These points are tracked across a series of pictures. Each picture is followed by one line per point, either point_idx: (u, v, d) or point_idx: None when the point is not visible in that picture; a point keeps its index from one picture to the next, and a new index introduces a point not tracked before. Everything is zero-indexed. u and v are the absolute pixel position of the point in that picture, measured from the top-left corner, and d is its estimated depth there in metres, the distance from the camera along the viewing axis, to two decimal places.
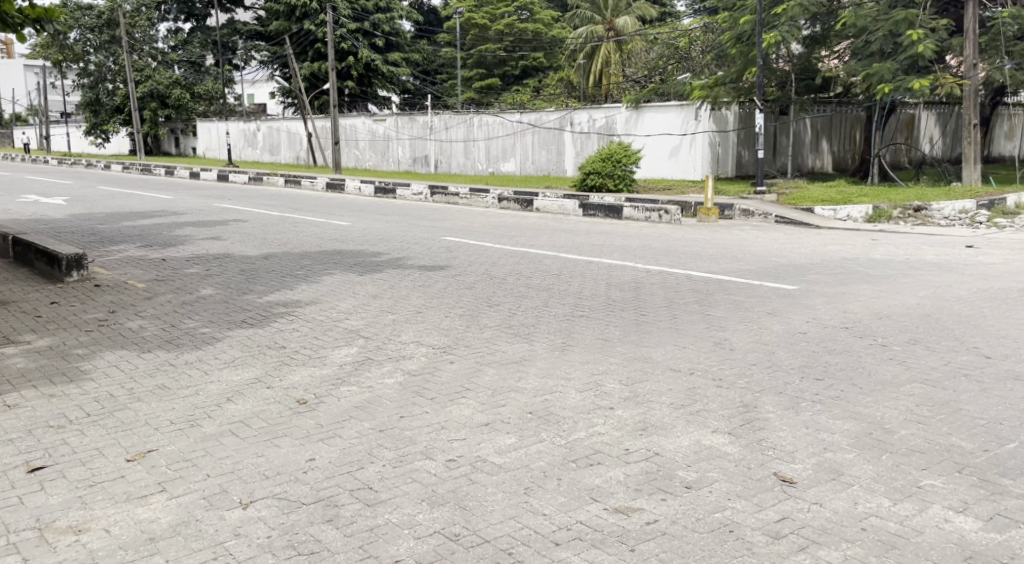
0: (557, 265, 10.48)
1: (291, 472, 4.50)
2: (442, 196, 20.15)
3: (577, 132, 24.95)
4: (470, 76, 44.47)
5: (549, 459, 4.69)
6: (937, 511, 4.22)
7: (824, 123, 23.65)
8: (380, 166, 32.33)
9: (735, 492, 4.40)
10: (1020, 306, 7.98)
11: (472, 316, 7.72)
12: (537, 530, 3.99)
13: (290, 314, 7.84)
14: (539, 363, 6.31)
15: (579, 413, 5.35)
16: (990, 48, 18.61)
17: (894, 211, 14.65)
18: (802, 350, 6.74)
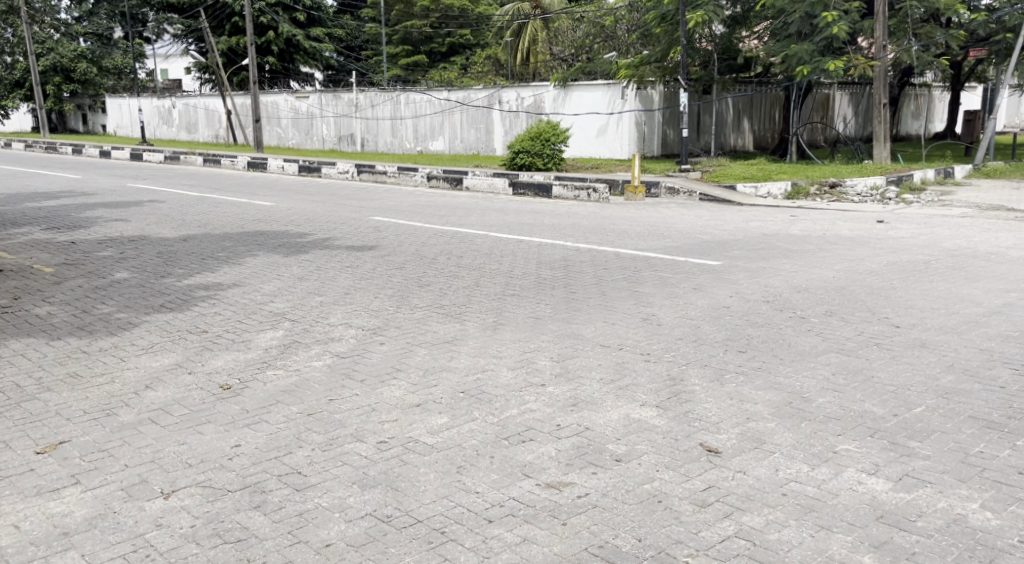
0: (487, 244, 10.59)
1: (216, 459, 4.54)
2: (369, 175, 20.04)
3: (505, 110, 25.00)
4: (395, 52, 43.77)
5: (481, 437, 4.81)
6: (852, 474, 4.47)
7: (745, 102, 24.10)
8: (304, 144, 31.91)
9: (663, 463, 4.58)
10: (928, 277, 8.37)
11: (402, 297, 7.78)
12: (470, 508, 4.10)
13: (212, 297, 7.80)
14: (471, 342, 6.42)
15: (511, 391, 5.48)
16: (898, 30, 19.32)
17: (811, 187, 15.11)
18: (726, 323, 6.97)
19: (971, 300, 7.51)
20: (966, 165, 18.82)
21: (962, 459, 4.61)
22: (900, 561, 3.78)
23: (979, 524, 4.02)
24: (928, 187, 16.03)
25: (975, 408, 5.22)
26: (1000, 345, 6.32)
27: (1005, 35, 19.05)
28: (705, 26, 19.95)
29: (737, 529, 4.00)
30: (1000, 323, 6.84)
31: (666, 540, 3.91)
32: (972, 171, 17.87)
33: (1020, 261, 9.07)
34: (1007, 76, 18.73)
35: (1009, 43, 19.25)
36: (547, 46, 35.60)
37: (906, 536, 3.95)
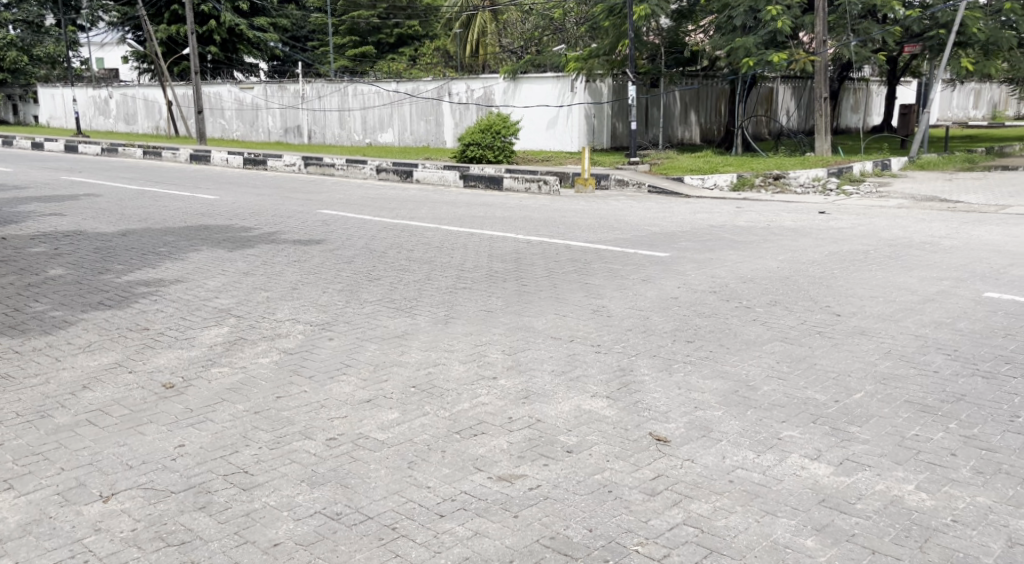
0: (438, 237, 10.61)
1: (158, 460, 4.52)
2: (315, 167, 19.90)
3: (455, 102, 24.96)
4: (342, 43, 43.31)
5: (433, 432, 4.86)
6: (796, 459, 4.60)
7: (692, 95, 24.35)
8: (249, 137, 31.54)
9: (614, 453, 4.67)
10: (867, 267, 8.59)
11: (351, 291, 7.78)
12: (421, 503, 4.15)
13: (153, 294, 7.73)
14: (422, 337, 6.45)
15: (463, 385, 5.53)
16: (837, 26, 19.82)
17: (756, 178, 15.38)
18: (674, 314, 7.10)
19: (908, 288, 7.73)
20: (901, 156, 19.28)
21: (899, 442, 4.77)
22: (839, 543, 3.91)
23: (915, 504, 4.17)
24: (867, 178, 16.42)
25: (912, 393, 5.39)
26: (934, 331, 6.53)
27: (939, 30, 19.34)
28: (652, 19, 20.15)
29: (685, 517, 4.10)
30: (935, 310, 7.06)
31: (617, 529, 4.00)
32: (908, 162, 18.34)
33: (954, 250, 9.36)
34: (940, 72, 19.16)
35: (941, 40, 19.51)
36: (496, 38, 35.54)
37: (846, 519, 4.08)
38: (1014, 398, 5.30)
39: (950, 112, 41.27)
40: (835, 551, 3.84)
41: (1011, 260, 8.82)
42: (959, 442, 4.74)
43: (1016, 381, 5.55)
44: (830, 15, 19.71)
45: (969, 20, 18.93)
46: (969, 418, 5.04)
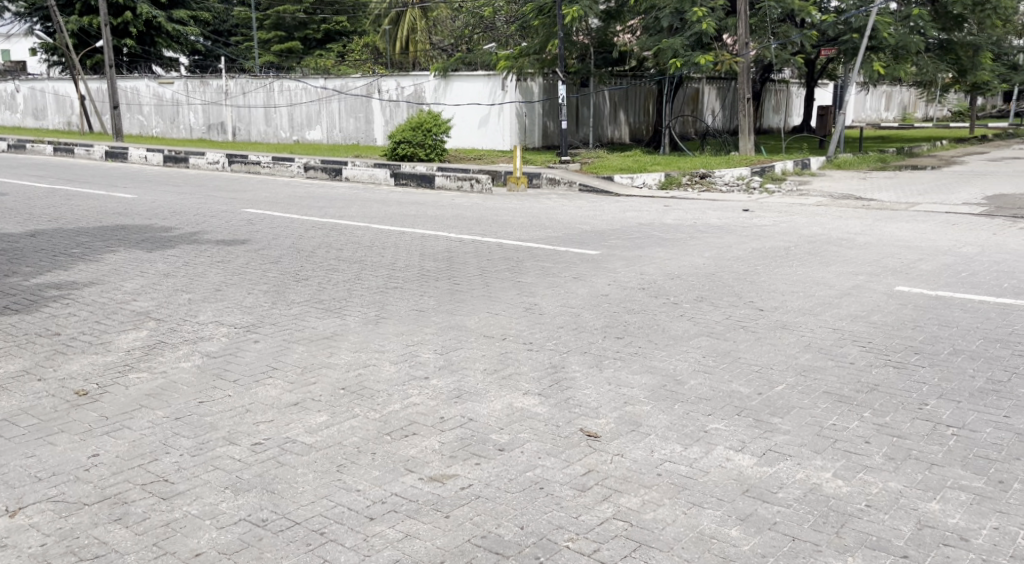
0: (368, 236, 10.56)
1: (70, 471, 4.44)
2: (240, 165, 19.60)
3: (385, 100, 24.84)
4: (267, 38, 42.52)
5: (362, 434, 4.86)
6: (721, 451, 4.72)
7: (620, 94, 24.62)
8: (169, 134, 30.86)
9: (545, 450, 4.74)
10: (788, 262, 8.83)
11: (278, 292, 7.71)
12: (350, 507, 4.15)
13: (65, 297, 7.55)
14: (351, 338, 6.43)
15: (393, 386, 5.53)
16: (758, 29, 20.43)
17: (683, 177, 15.66)
18: (604, 310, 7.21)
19: (826, 283, 7.96)
20: (819, 156, 19.78)
21: (817, 431, 4.93)
22: (762, 531, 4.02)
23: (832, 491, 4.32)
24: (787, 177, 16.88)
25: (831, 384, 5.57)
26: (851, 324, 6.75)
27: (852, 35, 20.13)
28: (582, 20, 20.36)
29: (615, 511, 4.17)
30: (851, 304, 7.29)
31: (547, 526, 4.06)
32: (827, 161, 18.85)
33: (868, 245, 9.68)
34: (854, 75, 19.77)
35: (855, 43, 20.38)
36: (426, 36, 35.43)
37: (768, 507, 4.20)
38: (922, 386, 5.52)
39: (863, 115, 42.55)
40: (757, 539, 3.96)
41: (921, 256, 9.15)
42: (872, 431, 4.92)
43: (925, 370, 5.79)
44: (751, 19, 20.26)
45: (881, 25, 19.71)
46: (882, 407, 5.23)
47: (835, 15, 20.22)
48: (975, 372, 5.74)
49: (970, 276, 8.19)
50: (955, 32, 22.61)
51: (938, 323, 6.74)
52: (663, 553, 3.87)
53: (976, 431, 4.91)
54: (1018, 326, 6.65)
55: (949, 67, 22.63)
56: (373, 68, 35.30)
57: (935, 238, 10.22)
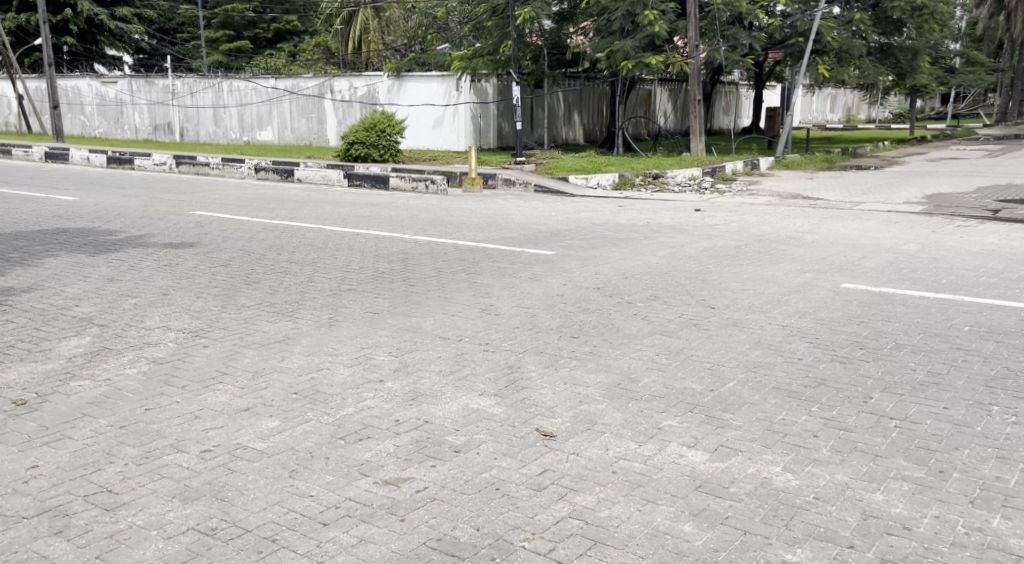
0: (321, 238, 10.48)
1: (9, 484, 4.34)
2: (188, 167, 19.33)
3: (337, 100, 24.66)
4: (215, 37, 41.89)
5: (315, 439, 4.82)
6: (674, 448, 4.76)
7: (574, 95, 24.72)
8: (113, 134, 30.31)
9: (501, 450, 4.73)
10: (738, 261, 8.94)
11: (228, 296, 7.61)
12: (303, 513, 4.11)
13: (4, 303, 7.37)
14: (304, 341, 6.37)
15: (347, 389, 5.49)
16: (707, 32, 20.69)
17: (637, 178, 15.78)
18: (560, 310, 7.22)
19: (775, 281, 8.07)
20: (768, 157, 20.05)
21: (768, 427, 4.99)
22: (714, 526, 4.06)
23: (782, 485, 4.38)
24: (738, 177, 17.11)
25: (780, 379, 5.65)
26: (799, 320, 6.85)
27: (797, 39, 20.56)
28: (534, 22, 20.43)
29: (570, 510, 4.18)
30: (799, 301, 7.40)
31: (503, 527, 4.05)
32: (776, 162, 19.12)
33: (815, 244, 9.83)
34: (801, 77, 20.12)
35: (800, 47, 20.75)
36: (379, 35, 35.31)
37: (720, 503, 4.24)
38: (867, 381, 5.62)
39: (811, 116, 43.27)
40: (710, 534, 3.99)
41: (866, 253, 9.33)
42: (820, 424, 5.00)
43: (869, 364, 5.90)
44: (700, 22, 20.51)
45: (825, 29, 20.14)
46: (829, 401, 5.32)
47: (780, 19, 20.61)
48: (917, 365, 5.86)
49: (912, 273, 8.36)
50: (895, 36, 23.13)
51: (882, 319, 6.86)
52: (617, 550, 3.88)
53: (918, 422, 5.02)
54: (957, 320, 6.80)
55: (890, 70, 23.14)
56: (326, 67, 35.06)
57: (880, 236, 10.41)
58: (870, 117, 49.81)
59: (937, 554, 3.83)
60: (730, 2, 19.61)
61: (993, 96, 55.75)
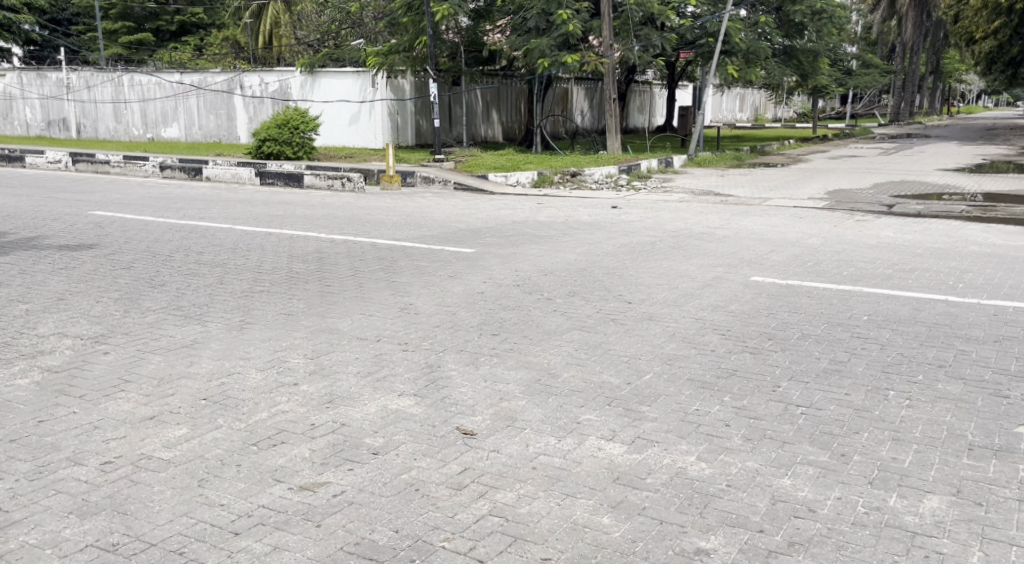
0: (231, 238, 10.24)
1: None
2: (87, 164, 18.70)
3: (248, 96, 24.16)
4: (114, 29, 40.36)
5: (226, 445, 4.69)
6: (592, 442, 4.77)
7: (492, 93, 24.71)
8: (3, 129, 29.05)
9: (421, 451, 4.68)
10: (653, 256, 9.06)
11: (131, 299, 7.37)
12: (213, 523, 4.00)
13: None
14: (214, 345, 6.21)
15: (259, 394, 5.36)
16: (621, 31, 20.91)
17: (555, 176, 15.82)
18: (480, 308, 7.19)
19: (688, 275, 8.20)
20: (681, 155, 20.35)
21: (682, 417, 5.05)
22: (631, 517, 4.08)
23: (697, 474, 4.43)
24: (652, 175, 17.33)
25: (694, 371, 5.74)
26: (712, 313, 6.97)
27: (708, 39, 21.04)
28: (450, 20, 20.36)
29: (490, 507, 4.16)
30: (711, 294, 7.53)
31: (423, 527, 4.01)
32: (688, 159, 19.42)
33: (727, 239, 10.02)
34: (711, 76, 20.55)
35: (710, 48, 21.22)
36: (291, 30, 34.70)
37: (637, 494, 4.27)
38: (775, 369, 5.75)
39: (721, 115, 44.20)
40: (627, 526, 4.02)
41: (773, 247, 9.57)
42: (732, 414, 5.08)
43: (778, 355, 6.02)
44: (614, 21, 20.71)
45: (732, 31, 20.66)
46: (740, 391, 5.41)
47: (690, 19, 21.08)
48: (821, 354, 6.02)
49: (816, 265, 8.58)
50: (797, 39, 23.89)
51: (788, 310, 7.04)
52: (537, 546, 3.87)
53: (822, 409, 5.15)
54: (856, 310, 7.02)
55: (793, 71, 23.84)
56: (235, 63, 34.26)
57: (788, 231, 10.69)
58: (776, 118, 51.39)
59: (840, 533, 3.93)
60: (643, 3, 19.85)
61: (886, 98, 58.16)
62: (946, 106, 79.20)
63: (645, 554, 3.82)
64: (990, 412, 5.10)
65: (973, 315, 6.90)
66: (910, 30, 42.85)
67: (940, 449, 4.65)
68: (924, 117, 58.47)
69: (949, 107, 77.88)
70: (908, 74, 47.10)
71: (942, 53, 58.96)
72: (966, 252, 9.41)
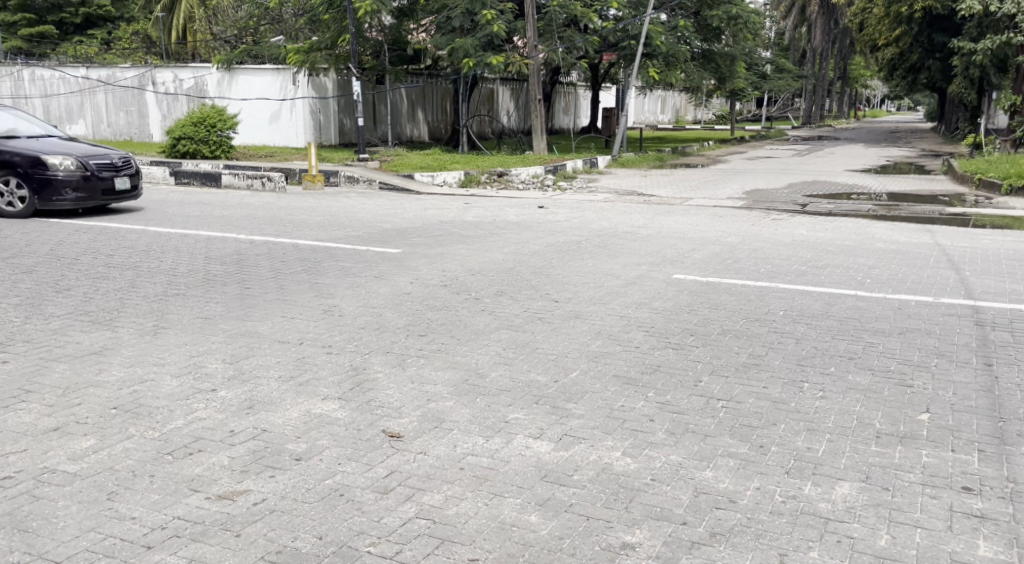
0: (143, 240, 10.08)
1: None
2: None
3: (160, 93, 23.58)
4: (14, 23, 38.28)
5: (139, 456, 4.69)
6: (521, 440, 4.90)
7: (417, 93, 24.70)
8: None
9: (346, 455, 4.74)
10: (580, 255, 9.24)
11: (34, 306, 7.22)
12: (123, 537, 4.00)
13: None
14: (125, 351, 6.15)
15: (175, 401, 5.35)
16: (546, 32, 21.10)
17: (482, 176, 15.94)
18: (407, 309, 7.26)
19: (613, 273, 8.41)
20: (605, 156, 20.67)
21: (608, 414, 5.22)
22: (559, 514, 4.22)
23: (622, 469, 4.60)
24: (577, 175, 17.60)
25: (620, 367, 5.92)
26: (636, 310, 7.18)
27: (629, 42, 21.45)
28: (374, 18, 20.29)
29: (417, 510, 4.24)
30: (636, 291, 7.75)
31: (348, 533, 4.07)
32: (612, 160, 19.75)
33: (649, 238, 10.27)
34: (634, 79, 20.94)
35: (632, 50, 21.63)
36: (207, 27, 33.81)
37: (564, 490, 4.41)
38: (697, 364, 5.97)
39: (643, 116, 44.89)
40: (555, 523, 4.15)
41: (694, 246, 9.86)
42: (655, 409, 5.27)
43: (699, 350, 6.24)
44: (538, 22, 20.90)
45: (653, 34, 21.11)
46: (663, 386, 5.61)
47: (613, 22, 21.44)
48: (740, 349, 6.26)
49: (734, 264, 8.86)
50: (715, 43, 24.49)
51: (710, 306, 7.29)
52: (465, 546, 3.97)
53: (742, 402, 5.37)
54: (772, 306, 7.30)
55: (712, 74, 24.45)
56: (148, 57, 33.21)
57: (707, 230, 11.00)
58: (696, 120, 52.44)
59: (759, 523, 4.13)
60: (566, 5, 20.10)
61: (799, 101, 59.90)
62: (852, 110, 82.07)
63: (573, 550, 3.95)
64: (895, 401, 5.39)
65: (879, 309, 7.23)
66: (820, 37, 44.27)
67: (850, 438, 4.90)
68: (834, 120, 60.40)
69: (855, 111, 80.77)
70: (819, 79, 48.58)
71: (849, 60, 61.02)
72: (874, 249, 9.84)
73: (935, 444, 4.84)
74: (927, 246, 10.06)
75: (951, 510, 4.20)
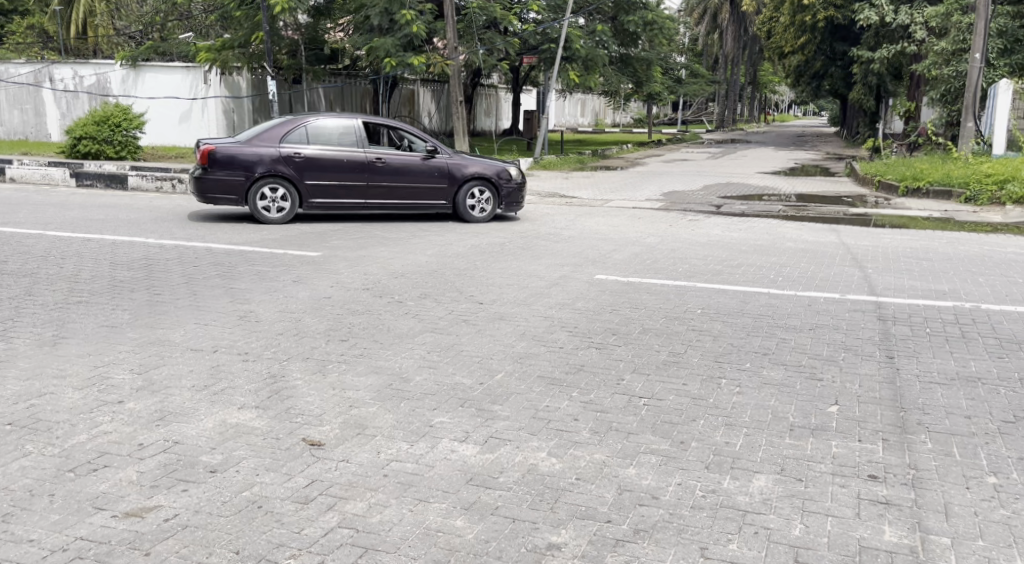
0: (43, 245, 9.73)
1: None
2: None
3: (59, 89, 22.68)
4: None
5: (37, 474, 4.53)
6: (446, 444, 4.91)
7: (336, 92, 24.35)
8: None
9: (265, 465, 4.67)
10: (503, 257, 9.29)
11: None
12: (20, 561, 3.85)
13: None
14: (22, 364, 5.94)
15: (78, 414, 5.20)
16: (465, 34, 21.09)
17: None
18: (327, 314, 7.18)
19: (536, 275, 8.46)
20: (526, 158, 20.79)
21: (533, 414, 5.26)
22: (485, 517, 4.23)
23: (547, 470, 4.64)
24: None
25: (544, 368, 5.97)
26: (558, 311, 7.24)
27: (549, 45, 21.68)
28: (289, 15, 19.94)
29: (339, 520, 4.20)
30: (559, 292, 7.82)
31: (266, 546, 4.00)
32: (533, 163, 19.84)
33: (571, 239, 10.37)
34: (553, 82, 21.08)
35: (552, 52, 21.82)
36: (109, 20, 32.90)
37: (490, 494, 4.43)
38: (619, 364, 6.06)
39: (561, 119, 45.24)
40: (480, 526, 4.16)
41: (615, 246, 10.00)
42: (579, 409, 5.33)
43: (620, 349, 6.33)
44: (459, 23, 20.95)
45: (572, 37, 21.36)
46: (586, 385, 5.67)
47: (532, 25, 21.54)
48: (660, 346, 6.38)
49: (654, 264, 9.00)
50: (631, 48, 24.96)
51: (631, 306, 7.40)
52: (389, 555, 3.95)
53: (662, 400, 5.47)
54: (691, 304, 7.45)
55: (629, 78, 24.96)
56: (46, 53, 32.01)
57: (627, 231, 11.17)
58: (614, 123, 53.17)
59: (680, 518, 4.21)
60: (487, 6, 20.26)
61: (711, 104, 61.20)
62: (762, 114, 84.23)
63: (498, 553, 3.97)
64: (807, 394, 5.56)
65: (791, 306, 7.45)
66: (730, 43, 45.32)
67: (766, 432, 5.04)
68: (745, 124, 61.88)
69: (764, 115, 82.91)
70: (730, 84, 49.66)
71: (759, 65, 62.59)
72: (786, 248, 10.12)
73: (844, 435, 5.02)
74: (834, 245, 10.41)
75: (859, 498, 4.36)
